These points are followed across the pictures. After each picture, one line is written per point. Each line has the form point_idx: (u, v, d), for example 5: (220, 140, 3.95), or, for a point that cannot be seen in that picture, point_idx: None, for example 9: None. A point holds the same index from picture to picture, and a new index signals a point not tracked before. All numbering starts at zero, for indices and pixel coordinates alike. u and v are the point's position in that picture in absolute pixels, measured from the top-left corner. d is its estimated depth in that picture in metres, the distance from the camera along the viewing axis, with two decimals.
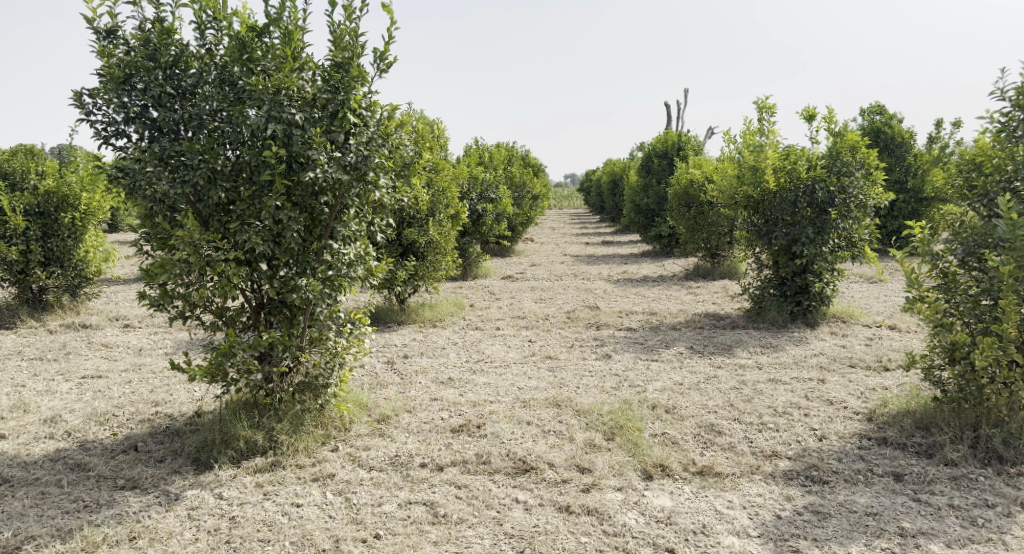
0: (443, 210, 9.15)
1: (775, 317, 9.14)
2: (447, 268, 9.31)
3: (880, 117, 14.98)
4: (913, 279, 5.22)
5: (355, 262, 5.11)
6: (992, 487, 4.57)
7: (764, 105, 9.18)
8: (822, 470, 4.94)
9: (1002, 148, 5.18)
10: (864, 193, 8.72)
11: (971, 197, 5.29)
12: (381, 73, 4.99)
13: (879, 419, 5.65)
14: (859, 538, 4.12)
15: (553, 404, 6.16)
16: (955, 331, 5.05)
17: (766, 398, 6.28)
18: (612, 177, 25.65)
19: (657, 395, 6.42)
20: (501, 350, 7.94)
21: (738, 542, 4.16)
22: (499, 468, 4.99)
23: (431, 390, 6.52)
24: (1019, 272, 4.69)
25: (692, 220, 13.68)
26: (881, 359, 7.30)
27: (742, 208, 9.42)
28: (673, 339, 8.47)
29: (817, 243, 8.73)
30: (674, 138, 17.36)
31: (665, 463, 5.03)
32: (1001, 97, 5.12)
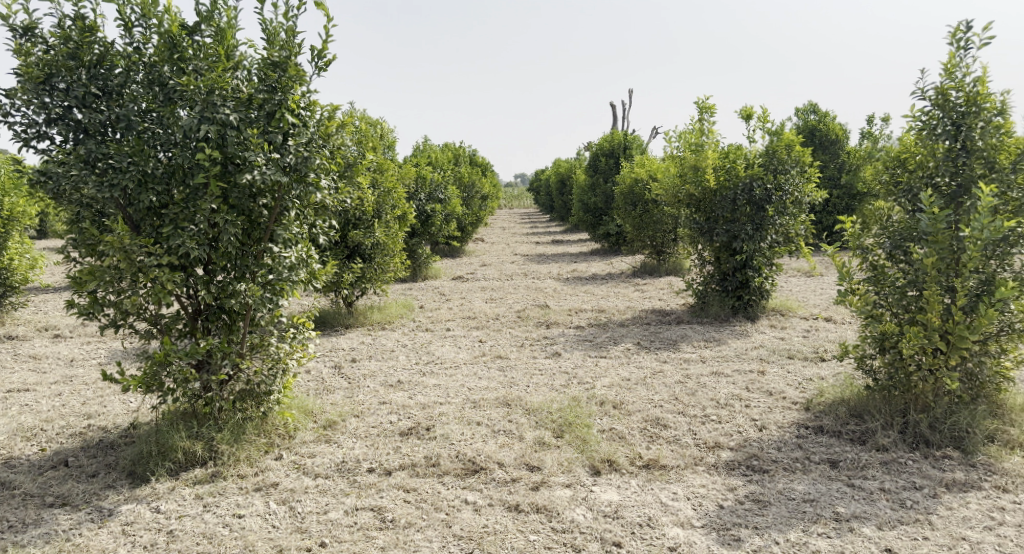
0: (389, 211, 9.08)
1: (718, 311, 9.38)
2: (395, 269, 9.23)
3: (814, 116, 15.49)
4: (845, 273, 5.42)
5: (297, 266, 4.96)
6: (920, 470, 4.77)
7: (702, 105, 9.38)
8: (762, 459, 5.08)
9: (924, 145, 5.40)
10: (799, 191, 8.99)
11: (896, 192, 5.53)
12: (319, 71, 4.91)
13: (816, 408, 5.83)
14: (796, 525, 4.25)
15: (503, 404, 6.18)
16: (884, 322, 5.26)
17: (710, 391, 6.43)
18: (560, 177, 25.92)
19: (605, 391, 6.50)
20: (450, 351, 7.91)
21: (682, 533, 4.24)
22: (449, 470, 4.98)
23: (379, 394, 6.46)
24: (940, 264, 4.92)
25: (638, 219, 13.91)
26: (817, 350, 7.55)
27: (684, 207, 9.64)
28: (621, 335, 8.60)
29: (756, 239, 8.96)
30: (619, 138, 17.66)
31: (612, 458, 5.09)
32: (922, 96, 5.35)
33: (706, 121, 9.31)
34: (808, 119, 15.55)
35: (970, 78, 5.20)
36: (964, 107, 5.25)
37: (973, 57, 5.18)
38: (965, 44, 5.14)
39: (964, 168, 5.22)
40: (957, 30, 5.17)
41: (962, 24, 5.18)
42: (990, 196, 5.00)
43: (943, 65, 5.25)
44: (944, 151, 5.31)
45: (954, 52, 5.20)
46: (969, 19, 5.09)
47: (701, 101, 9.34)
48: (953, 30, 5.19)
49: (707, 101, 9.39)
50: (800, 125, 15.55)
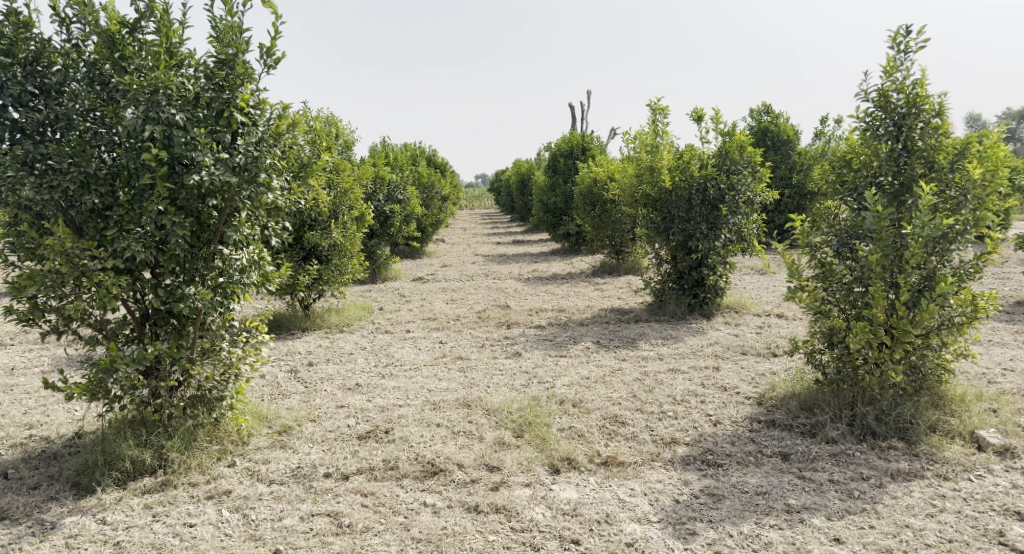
0: (346, 212, 8.97)
1: (675, 309, 9.51)
2: (353, 271, 9.12)
3: (767, 117, 15.81)
4: (794, 270, 5.55)
5: (248, 268, 4.85)
6: (867, 461, 4.91)
7: (656, 106, 9.50)
8: (716, 454, 5.17)
9: (868, 145, 5.56)
10: (751, 191, 9.17)
11: (842, 191, 5.69)
12: (268, 69, 4.84)
13: (768, 402, 5.96)
14: (749, 517, 4.34)
15: (463, 404, 6.16)
16: (832, 317, 5.40)
17: (667, 388, 6.52)
18: (520, 178, 25.98)
19: (565, 389, 6.53)
20: (410, 353, 7.86)
21: (639, 528, 4.29)
22: (407, 473, 4.95)
23: (337, 397, 6.39)
24: (884, 261, 5.08)
25: (597, 219, 14.02)
26: (770, 346, 7.71)
27: (641, 207, 9.74)
28: (580, 334, 8.65)
29: (710, 238, 9.13)
30: (578, 139, 17.81)
31: (571, 456, 5.12)
32: (865, 98, 5.50)
33: (660, 123, 9.43)
34: (761, 120, 15.88)
35: (909, 81, 5.37)
36: (904, 109, 5.42)
37: (911, 60, 5.35)
38: (904, 47, 5.31)
39: (905, 168, 5.40)
40: (897, 34, 5.33)
41: (901, 28, 5.35)
42: (930, 194, 5.18)
43: (884, 67, 5.42)
44: (887, 151, 5.47)
45: (894, 55, 5.36)
46: (908, 24, 5.25)
47: (655, 102, 9.46)
48: (893, 34, 5.34)
49: (660, 103, 9.52)
50: (753, 126, 15.86)
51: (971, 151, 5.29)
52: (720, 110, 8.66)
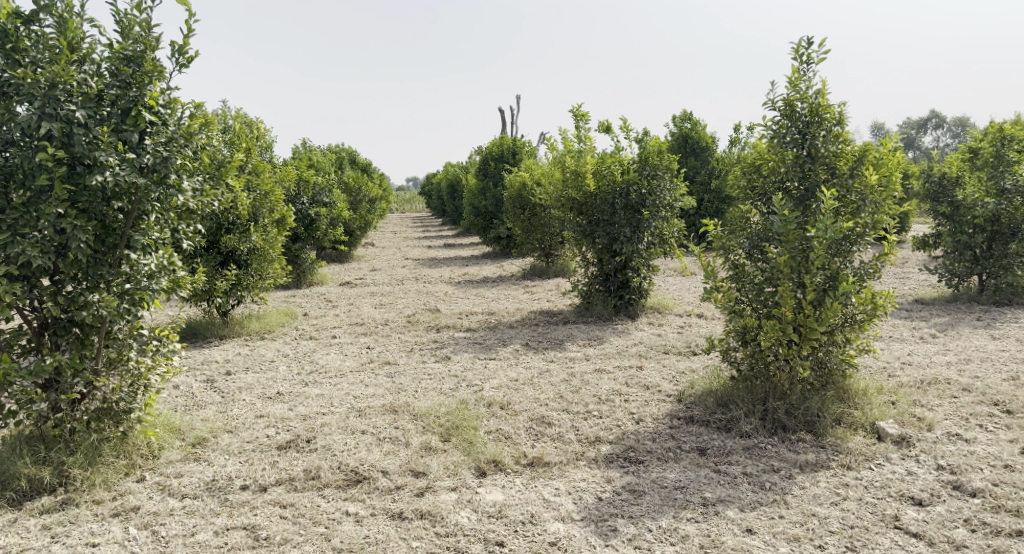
0: (267, 215, 8.70)
1: (601, 311, 9.65)
2: (275, 276, 8.88)
3: (688, 124, 16.27)
4: (710, 271, 5.75)
5: (157, 274, 4.68)
6: (777, 453, 5.12)
7: (577, 113, 9.66)
8: (638, 451, 5.28)
9: (775, 152, 5.80)
10: (670, 195, 9.42)
11: (753, 196, 5.93)
12: (180, 68, 4.68)
13: (687, 399, 6.14)
14: (668, 512, 4.45)
15: (389, 410, 6.09)
16: (745, 317, 5.61)
17: (592, 388, 6.62)
18: (451, 183, 25.94)
19: (493, 392, 6.54)
20: (335, 359, 7.71)
21: (563, 527, 4.34)
22: (329, 482, 4.85)
23: (257, 407, 6.21)
24: (792, 262, 5.32)
25: (526, 222, 14.10)
26: (690, 345, 7.95)
27: (567, 211, 9.85)
28: (509, 337, 8.69)
29: (634, 240, 9.35)
30: (508, 142, 17.94)
31: (497, 459, 5.14)
32: (772, 107, 5.73)
33: (582, 129, 9.60)
34: (682, 127, 16.33)
35: (812, 91, 5.64)
36: (809, 118, 5.68)
37: (814, 71, 5.61)
38: (807, 59, 5.56)
39: (810, 174, 5.66)
40: (799, 46, 5.57)
41: (804, 40, 5.58)
42: (832, 199, 5.45)
43: (789, 78, 5.66)
44: (792, 158, 5.72)
45: (798, 66, 5.61)
46: (809, 36, 5.49)
47: (576, 108, 9.62)
48: (797, 46, 5.59)
49: (581, 109, 9.69)
50: (674, 133, 16.30)
51: (869, 159, 5.60)
52: (627, 119, 8.86)
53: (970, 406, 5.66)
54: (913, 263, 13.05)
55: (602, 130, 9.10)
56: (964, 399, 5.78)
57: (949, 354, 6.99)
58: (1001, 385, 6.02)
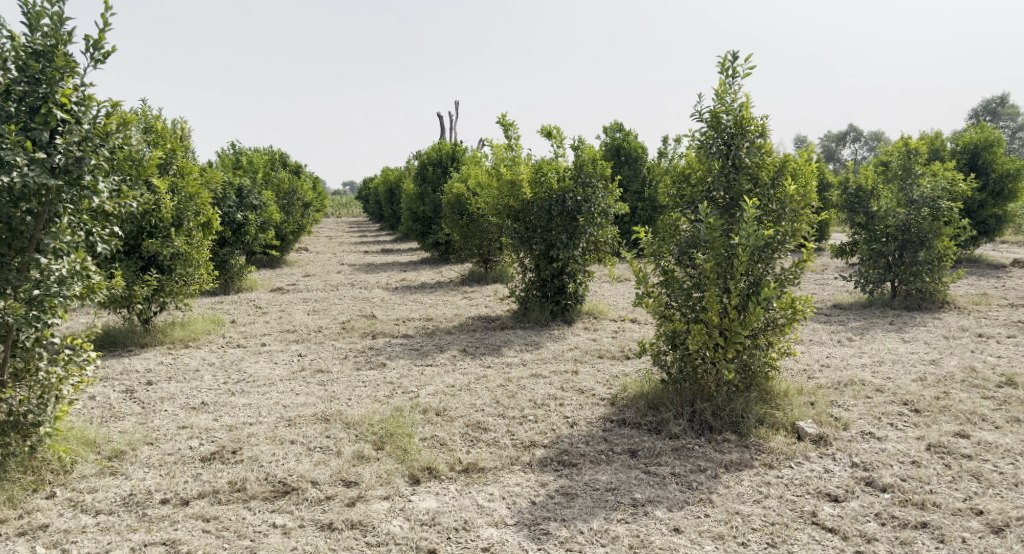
0: (192, 218, 8.36)
1: (538, 316, 9.71)
2: (202, 282, 8.55)
3: (619, 134, 16.56)
4: (641, 277, 5.86)
5: (69, 279, 4.45)
6: (704, 453, 5.25)
7: (504, 122, 9.71)
8: (571, 454, 5.33)
9: (702, 162, 5.98)
10: (604, 202, 9.56)
11: (682, 204, 6.08)
12: (95, 64, 4.50)
13: (620, 402, 6.23)
14: (599, 513, 4.51)
15: (321, 419, 5.97)
16: (674, 321, 5.75)
17: (528, 392, 6.65)
18: (389, 187, 25.73)
19: (429, 399, 6.49)
20: (265, 368, 7.51)
21: (496, 532, 4.34)
22: (255, 494, 4.72)
23: (179, 417, 5.99)
24: (717, 268, 5.49)
25: (464, 227, 14.05)
26: (624, 349, 8.08)
27: (505, 217, 9.89)
28: (446, 343, 8.64)
29: (570, 247, 9.48)
30: (447, 148, 17.91)
31: (431, 465, 5.10)
32: (699, 118, 5.90)
33: (512, 138, 9.66)
34: (614, 137, 16.62)
35: (737, 104, 5.82)
36: (734, 129, 5.86)
37: (739, 84, 5.79)
38: (732, 72, 5.73)
39: (734, 183, 5.85)
40: (725, 60, 5.73)
41: (730, 54, 5.75)
42: (755, 207, 5.64)
43: (715, 90, 5.83)
44: (719, 167, 5.89)
45: (724, 79, 5.79)
46: (734, 51, 5.65)
47: (502, 117, 9.67)
48: (722, 60, 5.76)
49: (508, 118, 9.74)
50: (607, 142, 16.58)
51: (788, 170, 5.82)
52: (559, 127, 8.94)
53: (883, 405, 5.94)
54: (831, 270, 13.62)
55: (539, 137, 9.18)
56: (877, 399, 6.06)
57: (863, 356, 7.32)
58: (911, 386, 6.35)
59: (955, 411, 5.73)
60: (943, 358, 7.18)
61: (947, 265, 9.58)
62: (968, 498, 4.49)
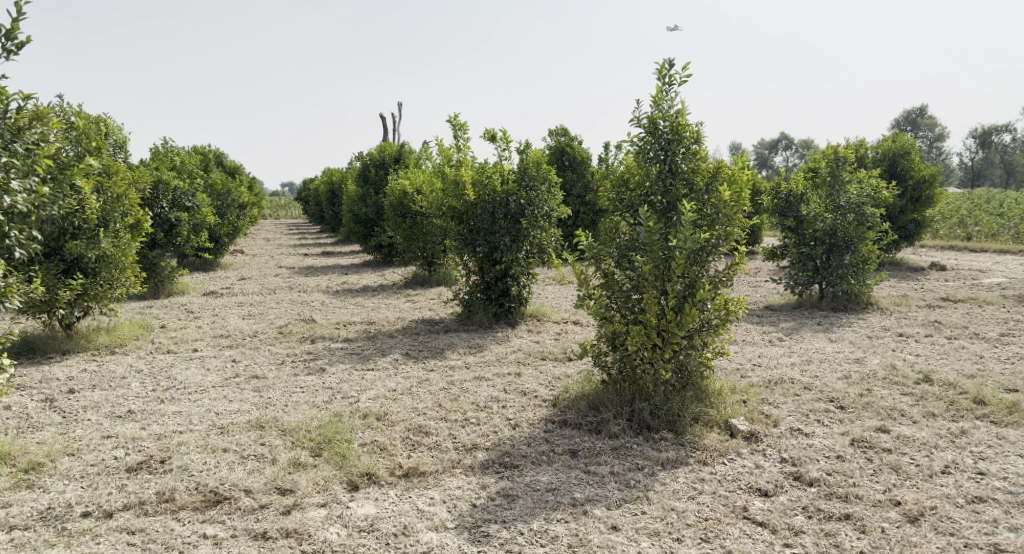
0: (119, 219, 8.06)
1: (481, 319, 9.70)
2: (129, 285, 8.22)
3: (564, 138, 16.72)
4: (583, 280, 5.93)
5: None
6: (642, 452, 5.34)
7: (454, 122, 9.69)
8: (513, 455, 5.34)
9: (640, 167, 6.07)
10: (547, 206, 9.62)
11: (621, 208, 6.16)
12: (7, 55, 4.28)
13: (562, 403, 6.28)
14: (539, 514, 4.53)
15: (256, 426, 5.82)
16: (614, 323, 5.83)
17: (470, 395, 6.64)
18: (330, 188, 25.32)
19: (369, 403, 6.40)
20: (196, 374, 7.27)
21: (436, 536, 4.31)
22: (185, 504, 4.57)
23: (104, 426, 5.76)
24: (655, 271, 5.60)
25: (408, 229, 13.92)
26: (566, 351, 8.14)
27: (448, 219, 9.84)
28: (388, 347, 8.55)
29: (513, 249, 9.50)
30: (392, 149, 17.74)
31: (370, 471, 5.04)
32: (638, 124, 5.98)
33: (461, 139, 9.66)
34: (558, 140, 16.76)
35: (673, 110, 5.93)
36: (670, 135, 5.97)
37: (675, 91, 5.90)
38: (669, 80, 5.84)
39: (671, 188, 5.96)
40: (662, 68, 5.84)
41: (666, 61, 5.85)
42: (692, 211, 5.75)
43: (653, 96, 5.93)
44: (656, 172, 5.99)
45: (661, 86, 5.90)
46: (671, 58, 5.75)
47: (454, 118, 9.66)
48: (660, 67, 5.85)
49: (459, 119, 9.72)
50: (552, 145, 16.73)
51: (722, 176, 5.98)
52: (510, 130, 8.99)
53: (810, 402, 6.15)
54: (763, 272, 14.05)
55: (486, 138, 9.19)
56: (805, 397, 6.28)
57: (793, 356, 7.57)
58: (838, 384, 6.60)
59: (877, 408, 5.98)
60: (866, 356, 7.49)
61: (871, 268, 10.02)
62: (887, 490, 4.69)
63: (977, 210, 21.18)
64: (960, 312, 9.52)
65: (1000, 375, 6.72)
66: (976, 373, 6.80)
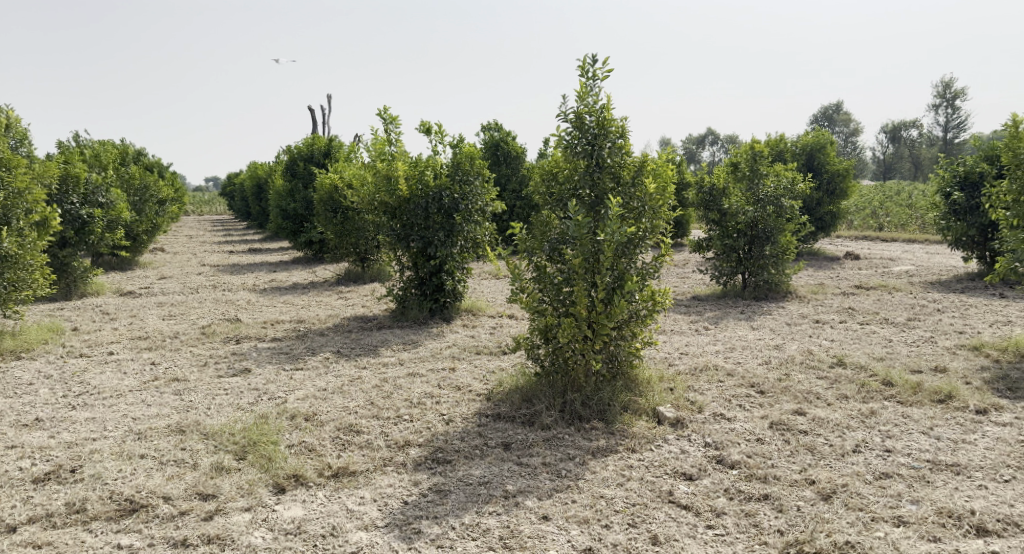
0: (21, 216, 7.60)
1: (416, 315, 9.61)
2: (35, 286, 7.79)
3: (497, 133, 16.73)
4: (515, 274, 5.95)
5: None
6: (573, 442, 5.40)
7: (385, 115, 9.54)
8: (445, 451, 5.32)
9: (568, 161, 6.10)
10: (481, 200, 9.60)
11: (550, 201, 6.19)
12: None
13: (496, 397, 6.28)
14: (471, 507, 4.52)
15: (176, 431, 5.61)
16: (547, 316, 5.87)
17: (404, 392, 6.56)
18: (256, 183, 24.60)
19: (297, 404, 6.26)
20: (112, 378, 6.94)
21: (365, 536, 4.25)
22: (97, 514, 4.38)
23: (9, 436, 5.45)
24: (585, 264, 5.66)
25: (339, 226, 13.57)
26: (500, 345, 8.16)
27: (380, 214, 9.69)
28: (319, 345, 8.38)
29: (448, 244, 9.45)
30: (321, 143, 17.33)
31: (298, 473, 4.92)
32: (564, 118, 6.02)
33: (392, 132, 9.53)
34: (492, 136, 16.77)
35: (599, 105, 5.99)
36: (596, 130, 6.02)
37: (600, 86, 5.96)
38: (593, 75, 5.89)
39: (599, 182, 6.02)
40: (585, 63, 5.89)
41: (589, 57, 5.90)
42: (618, 205, 5.83)
43: (579, 91, 5.97)
44: (584, 166, 6.04)
45: (585, 81, 5.94)
46: (594, 54, 5.80)
47: (384, 111, 9.52)
48: (584, 63, 5.89)
49: (390, 112, 9.59)
50: (485, 141, 16.73)
51: (647, 170, 6.09)
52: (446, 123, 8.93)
53: (733, 388, 6.35)
54: (691, 264, 14.40)
55: (421, 131, 9.09)
56: (728, 383, 6.47)
57: (718, 344, 7.79)
58: (759, 369, 6.84)
59: (795, 391, 6.22)
60: (785, 342, 7.78)
61: (790, 258, 10.44)
62: (803, 469, 4.89)
63: (887, 202, 22.20)
64: (872, 298, 10.00)
65: (908, 357, 7.10)
66: (885, 356, 7.17)
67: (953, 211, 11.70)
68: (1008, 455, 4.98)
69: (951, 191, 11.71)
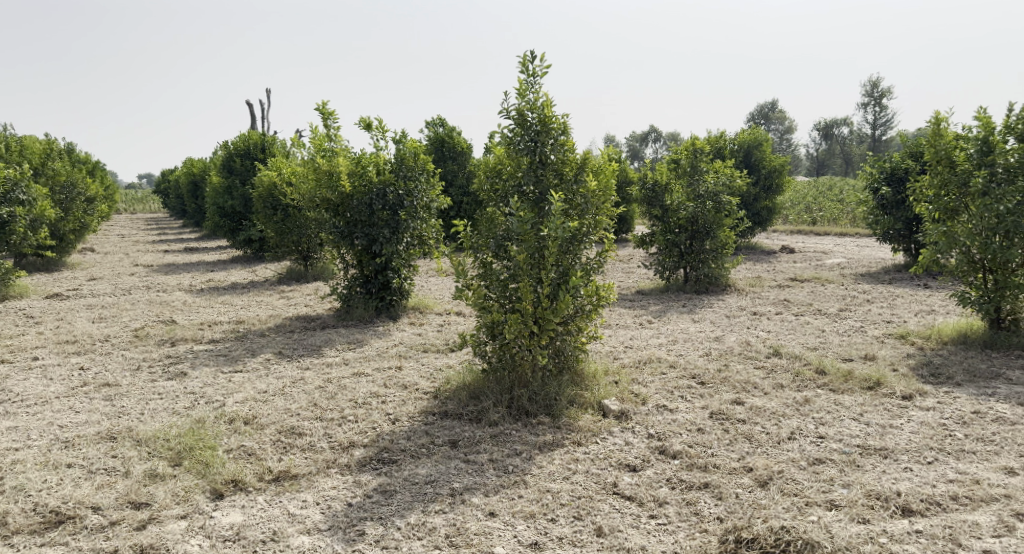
0: None
1: (362, 313, 9.47)
2: None
3: (442, 129, 16.62)
4: (460, 271, 5.93)
5: None
6: (520, 437, 5.41)
7: (323, 110, 9.37)
8: (391, 451, 5.25)
9: (510, 157, 6.10)
10: (426, 197, 9.51)
11: (495, 198, 6.17)
12: None
13: (443, 395, 6.23)
14: (417, 507, 4.48)
15: (107, 438, 5.39)
16: (493, 313, 5.86)
17: (348, 392, 6.46)
18: (191, 179, 23.83)
19: (236, 407, 6.09)
20: (36, 385, 6.63)
21: (308, 540, 4.17)
22: (20, 528, 4.18)
23: None
24: (529, 260, 5.69)
25: (279, 224, 13.29)
26: (447, 342, 8.11)
27: (322, 211, 9.51)
28: (260, 346, 8.18)
29: (393, 242, 9.34)
30: (256, 138, 16.89)
31: (237, 478, 4.79)
32: (506, 115, 6.01)
33: (331, 128, 9.36)
34: (436, 132, 16.65)
35: (539, 102, 6.00)
36: (538, 127, 6.02)
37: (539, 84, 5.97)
38: (532, 72, 5.90)
39: (542, 178, 6.03)
40: (524, 60, 5.88)
41: (527, 53, 5.89)
42: (561, 201, 5.86)
43: (518, 88, 5.96)
44: (527, 162, 6.05)
45: (524, 78, 5.95)
46: (532, 51, 5.80)
47: (322, 106, 9.34)
48: (523, 60, 5.90)
49: (328, 107, 9.42)
50: (430, 137, 16.60)
51: (590, 167, 6.13)
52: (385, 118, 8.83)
53: (675, 380, 6.46)
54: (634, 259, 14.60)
55: (362, 127, 8.96)
56: (671, 375, 6.58)
57: (661, 337, 7.92)
58: (700, 361, 6.99)
59: (734, 382, 6.37)
60: (725, 334, 7.96)
61: (730, 253, 10.67)
62: (742, 457, 5.01)
63: (819, 197, 22.99)
64: (806, 290, 10.33)
65: (840, 346, 7.36)
66: (819, 345, 7.41)
67: (881, 205, 12.18)
68: (931, 438, 5.21)
69: (879, 187, 12.19)
